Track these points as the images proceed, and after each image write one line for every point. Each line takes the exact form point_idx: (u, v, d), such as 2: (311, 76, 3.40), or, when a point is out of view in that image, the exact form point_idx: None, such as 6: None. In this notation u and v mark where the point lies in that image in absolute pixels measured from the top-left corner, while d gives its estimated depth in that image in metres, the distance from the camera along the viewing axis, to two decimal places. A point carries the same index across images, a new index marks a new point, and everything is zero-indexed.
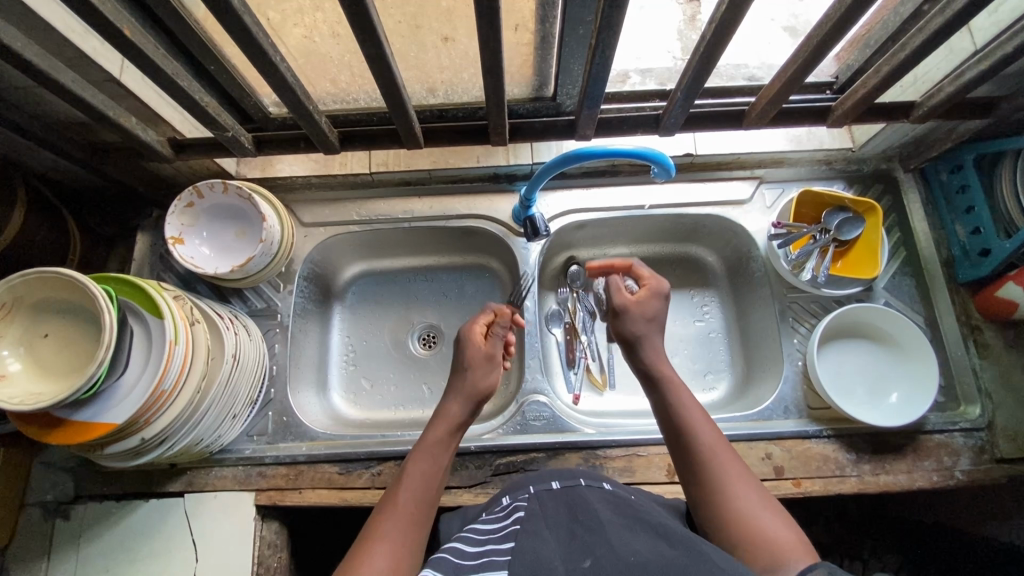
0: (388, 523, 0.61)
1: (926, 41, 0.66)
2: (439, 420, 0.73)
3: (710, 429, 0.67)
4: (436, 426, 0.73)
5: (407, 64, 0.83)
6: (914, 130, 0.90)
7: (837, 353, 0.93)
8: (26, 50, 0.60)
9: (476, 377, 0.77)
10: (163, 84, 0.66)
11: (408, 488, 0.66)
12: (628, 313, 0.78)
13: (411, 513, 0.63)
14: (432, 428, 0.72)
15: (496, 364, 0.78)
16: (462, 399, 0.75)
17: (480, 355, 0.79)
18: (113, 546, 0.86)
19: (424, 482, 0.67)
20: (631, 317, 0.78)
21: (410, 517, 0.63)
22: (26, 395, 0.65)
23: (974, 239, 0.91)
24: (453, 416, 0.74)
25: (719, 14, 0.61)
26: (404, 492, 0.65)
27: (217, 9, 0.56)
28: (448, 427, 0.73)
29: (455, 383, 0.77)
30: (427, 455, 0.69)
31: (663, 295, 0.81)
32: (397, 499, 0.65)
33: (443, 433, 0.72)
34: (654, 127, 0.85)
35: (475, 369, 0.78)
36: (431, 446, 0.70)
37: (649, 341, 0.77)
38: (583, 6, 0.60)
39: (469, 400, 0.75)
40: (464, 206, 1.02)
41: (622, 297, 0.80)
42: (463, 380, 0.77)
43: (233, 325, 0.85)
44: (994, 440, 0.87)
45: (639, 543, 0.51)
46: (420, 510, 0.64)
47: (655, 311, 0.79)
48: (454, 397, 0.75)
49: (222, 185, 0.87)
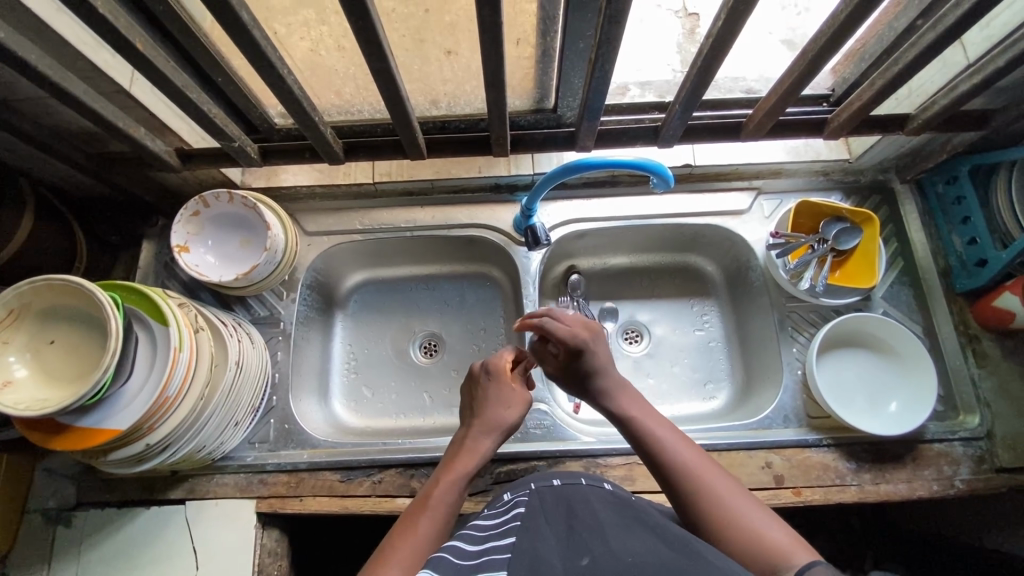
0: (405, 545, 0.61)
1: (918, 56, 0.68)
2: (465, 454, 0.73)
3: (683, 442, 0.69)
4: (462, 460, 0.72)
5: (411, 78, 0.85)
6: (911, 142, 0.92)
7: (836, 363, 0.94)
8: (40, 62, 0.61)
9: (503, 415, 0.76)
10: (173, 97, 0.68)
11: (431, 516, 0.65)
12: (566, 376, 0.79)
13: (430, 540, 0.63)
14: (459, 460, 0.72)
15: (525, 406, 0.79)
16: (489, 437, 0.75)
17: (509, 391, 0.78)
18: (114, 553, 0.87)
19: (446, 514, 0.66)
20: (568, 380, 0.79)
21: (429, 543, 0.62)
22: (32, 401, 0.66)
23: (970, 250, 0.92)
24: (478, 453, 0.73)
25: (716, 29, 0.62)
26: (425, 518, 0.65)
27: (228, 23, 0.57)
28: (472, 464, 0.72)
29: (482, 415, 0.76)
30: (451, 484, 0.69)
31: (580, 346, 0.77)
32: (416, 523, 0.64)
33: (468, 466, 0.71)
34: (652, 139, 0.86)
35: (502, 405, 0.77)
36: (455, 479, 0.70)
37: (595, 390, 0.76)
38: (584, 21, 0.61)
39: (494, 438, 0.75)
40: (466, 215, 1.03)
41: (550, 366, 0.81)
42: (492, 416, 0.76)
43: (236, 332, 0.86)
44: (994, 450, 0.87)
45: (637, 543, 0.51)
46: (439, 536, 0.64)
47: (583, 357, 0.77)
48: (481, 433, 0.75)
49: (227, 195, 0.88)
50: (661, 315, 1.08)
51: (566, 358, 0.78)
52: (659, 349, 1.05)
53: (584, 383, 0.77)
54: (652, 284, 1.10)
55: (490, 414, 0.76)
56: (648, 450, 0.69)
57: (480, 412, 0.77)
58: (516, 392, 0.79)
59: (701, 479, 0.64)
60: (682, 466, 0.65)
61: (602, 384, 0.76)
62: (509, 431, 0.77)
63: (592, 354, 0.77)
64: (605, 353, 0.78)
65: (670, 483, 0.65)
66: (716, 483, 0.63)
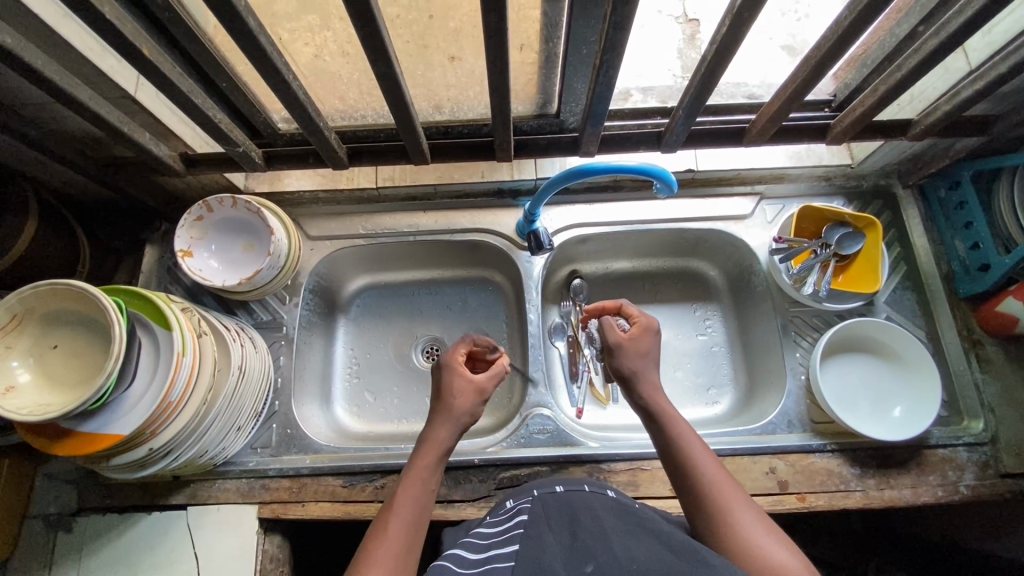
0: (379, 550, 0.61)
1: (921, 62, 0.68)
2: (425, 448, 0.72)
3: (711, 458, 0.67)
4: (423, 453, 0.72)
5: (414, 83, 0.85)
6: (913, 147, 0.92)
7: (839, 368, 0.93)
8: (46, 67, 0.61)
9: (462, 406, 0.76)
10: (178, 102, 0.68)
11: (399, 515, 0.65)
12: (623, 350, 0.79)
13: (402, 540, 0.63)
14: (420, 454, 0.72)
15: (487, 397, 0.78)
16: (451, 428, 0.74)
17: (462, 380, 0.78)
18: (114, 559, 0.86)
19: (416, 511, 0.66)
20: (623, 352, 0.78)
21: (400, 542, 0.62)
22: (35, 406, 0.66)
23: (973, 254, 0.92)
24: (440, 444, 0.73)
25: (720, 36, 0.63)
26: (395, 517, 0.65)
27: (234, 29, 0.57)
28: (435, 457, 0.72)
29: (440, 409, 0.76)
30: (416, 479, 0.69)
31: (651, 329, 0.81)
32: (387, 525, 0.64)
33: (430, 459, 0.71)
34: (656, 144, 0.86)
35: (460, 397, 0.76)
36: (418, 474, 0.70)
37: (645, 373, 0.77)
38: (588, 26, 0.61)
39: (456, 427, 0.75)
40: (469, 220, 1.03)
41: (617, 334, 0.80)
42: (450, 406, 0.75)
43: (239, 336, 0.86)
44: (999, 455, 0.87)
45: (640, 549, 0.51)
46: (412, 532, 0.64)
47: (647, 344, 0.80)
48: (442, 424, 0.74)
49: (231, 200, 0.88)
50: (664, 319, 1.08)
51: (638, 333, 0.81)
52: (662, 354, 1.05)
53: (635, 365, 0.77)
54: (655, 289, 1.10)
55: (448, 406, 0.75)
56: (673, 460, 0.68)
57: (439, 406, 0.76)
58: (471, 378, 0.78)
59: (722, 495, 0.63)
60: (707, 481, 0.64)
61: (648, 374, 0.77)
62: (472, 418, 0.77)
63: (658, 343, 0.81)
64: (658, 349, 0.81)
65: (692, 497, 0.64)
66: (738, 508, 0.62)
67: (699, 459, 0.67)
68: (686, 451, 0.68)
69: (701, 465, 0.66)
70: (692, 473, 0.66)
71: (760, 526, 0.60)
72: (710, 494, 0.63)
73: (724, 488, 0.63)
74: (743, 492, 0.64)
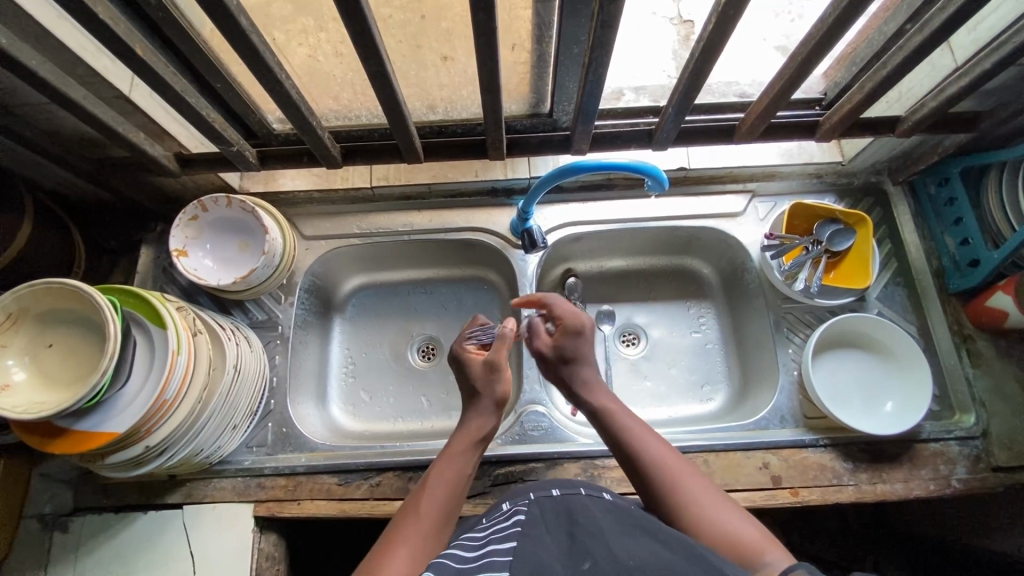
0: (409, 530, 0.62)
1: (906, 59, 0.68)
2: (461, 433, 0.73)
3: (660, 442, 0.68)
4: (456, 438, 0.72)
5: (408, 83, 0.86)
6: (903, 143, 0.92)
7: (831, 363, 0.94)
8: (41, 67, 0.62)
9: (488, 387, 0.75)
10: (172, 101, 0.69)
11: (429, 497, 0.65)
12: (547, 357, 0.78)
13: (433, 520, 0.63)
14: (455, 439, 0.72)
15: (504, 368, 0.76)
16: (483, 412, 0.74)
17: (484, 364, 0.77)
18: (111, 558, 0.86)
19: (450, 491, 0.66)
20: (553, 361, 0.77)
21: (432, 523, 0.63)
22: (30, 405, 0.66)
23: (963, 250, 0.93)
24: (475, 428, 0.72)
25: (708, 34, 0.63)
26: (426, 499, 0.65)
27: (226, 29, 0.58)
28: (471, 440, 0.71)
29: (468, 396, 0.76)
30: (451, 462, 0.69)
31: (578, 329, 0.78)
32: (416, 507, 0.65)
33: (466, 443, 0.71)
34: (647, 142, 0.87)
35: (484, 379, 0.76)
36: (449, 457, 0.70)
37: (577, 378, 0.76)
38: (578, 25, 0.62)
39: (489, 408, 0.74)
40: (463, 219, 1.04)
41: (543, 342, 0.79)
42: (480, 391, 0.75)
43: (234, 335, 0.86)
44: (990, 449, 0.87)
45: (638, 547, 0.52)
46: (442, 515, 0.64)
47: (574, 346, 0.77)
48: (473, 409, 0.74)
49: (225, 199, 0.89)
50: (658, 317, 1.09)
51: (561, 335, 0.78)
52: (656, 351, 1.05)
53: (569, 371, 0.76)
54: (649, 287, 1.11)
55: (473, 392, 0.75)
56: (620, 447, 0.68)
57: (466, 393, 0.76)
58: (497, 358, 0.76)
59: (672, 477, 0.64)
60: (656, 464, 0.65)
61: (585, 375, 0.76)
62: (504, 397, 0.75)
63: (584, 342, 0.78)
64: (591, 346, 0.79)
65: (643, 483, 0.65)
66: (697, 492, 0.62)
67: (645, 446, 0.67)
68: (635, 445, 0.67)
69: (655, 456, 0.66)
70: (647, 467, 0.65)
71: (721, 505, 0.61)
72: (665, 482, 0.64)
73: (681, 476, 0.64)
74: (701, 476, 0.64)
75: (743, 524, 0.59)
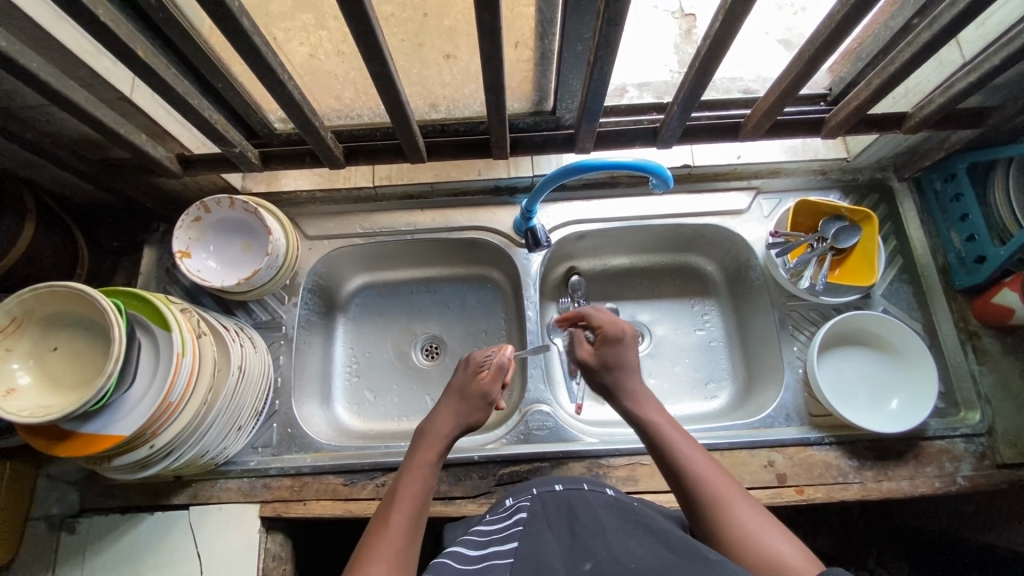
0: (381, 545, 0.62)
1: (914, 56, 0.68)
2: (424, 447, 0.75)
3: (705, 458, 0.69)
4: (423, 450, 0.75)
5: (410, 81, 0.85)
6: (908, 140, 0.92)
7: (836, 362, 0.94)
8: (41, 69, 0.61)
9: (470, 405, 0.79)
10: (173, 103, 0.68)
11: (401, 509, 0.66)
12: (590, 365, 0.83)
13: (402, 534, 0.64)
14: (420, 450, 0.75)
15: (489, 403, 0.80)
16: (450, 423, 0.78)
17: (468, 386, 0.81)
18: (118, 559, 0.87)
19: (415, 502, 0.68)
20: (595, 369, 0.82)
21: (404, 532, 0.64)
22: (35, 408, 0.66)
23: (969, 246, 0.92)
24: (440, 438, 0.76)
25: (713, 32, 0.63)
26: (397, 510, 0.66)
27: (228, 29, 0.57)
28: (435, 450, 0.75)
29: (445, 404, 0.80)
30: (416, 475, 0.71)
31: (619, 337, 0.83)
32: (388, 520, 0.65)
33: (429, 456, 0.74)
34: (652, 140, 0.87)
35: (472, 401, 0.80)
36: (421, 468, 0.72)
37: (624, 384, 0.79)
38: (582, 24, 0.61)
39: (459, 425, 0.78)
40: (466, 218, 1.04)
41: (584, 352, 0.84)
42: (458, 406, 0.79)
43: (239, 337, 0.86)
44: (995, 446, 0.87)
45: (639, 546, 0.52)
46: (412, 530, 0.65)
47: (615, 355, 0.81)
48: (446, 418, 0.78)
49: (228, 200, 0.88)
50: (662, 315, 1.08)
51: (601, 345, 0.83)
52: (660, 349, 1.05)
53: (613, 378, 0.80)
54: (653, 284, 1.10)
55: (456, 403, 0.80)
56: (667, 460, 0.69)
57: (450, 401, 0.80)
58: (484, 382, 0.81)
59: (716, 488, 0.64)
60: (701, 480, 0.65)
61: (630, 384, 0.79)
62: (475, 425, 0.80)
63: (625, 349, 0.82)
64: (634, 354, 0.83)
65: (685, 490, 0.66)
66: (734, 501, 0.63)
67: (693, 462, 0.68)
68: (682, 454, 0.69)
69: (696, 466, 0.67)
70: (685, 471, 0.67)
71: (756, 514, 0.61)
72: (704, 492, 0.64)
73: (717, 483, 0.65)
74: (735, 483, 0.65)
75: (776, 538, 0.58)
